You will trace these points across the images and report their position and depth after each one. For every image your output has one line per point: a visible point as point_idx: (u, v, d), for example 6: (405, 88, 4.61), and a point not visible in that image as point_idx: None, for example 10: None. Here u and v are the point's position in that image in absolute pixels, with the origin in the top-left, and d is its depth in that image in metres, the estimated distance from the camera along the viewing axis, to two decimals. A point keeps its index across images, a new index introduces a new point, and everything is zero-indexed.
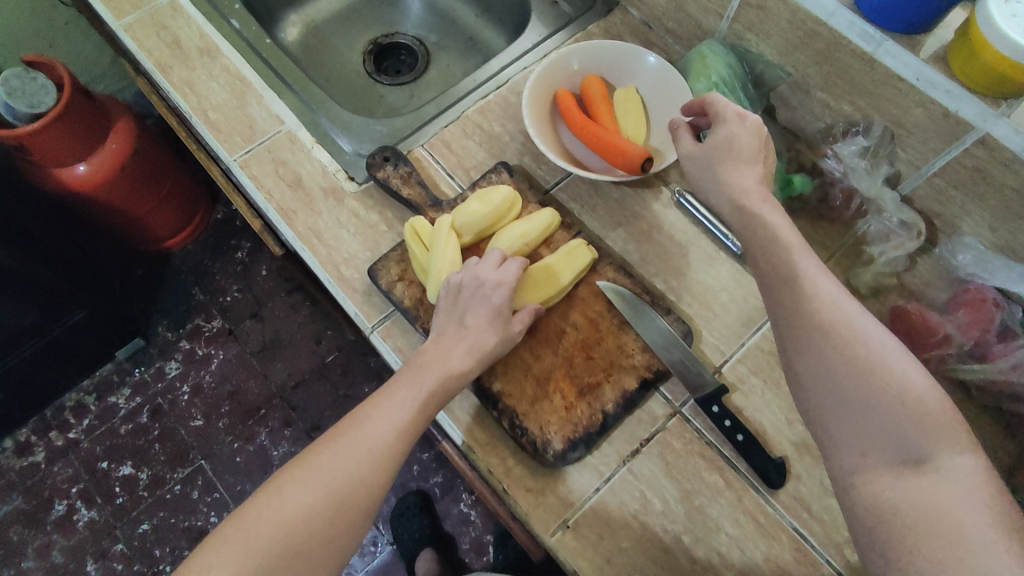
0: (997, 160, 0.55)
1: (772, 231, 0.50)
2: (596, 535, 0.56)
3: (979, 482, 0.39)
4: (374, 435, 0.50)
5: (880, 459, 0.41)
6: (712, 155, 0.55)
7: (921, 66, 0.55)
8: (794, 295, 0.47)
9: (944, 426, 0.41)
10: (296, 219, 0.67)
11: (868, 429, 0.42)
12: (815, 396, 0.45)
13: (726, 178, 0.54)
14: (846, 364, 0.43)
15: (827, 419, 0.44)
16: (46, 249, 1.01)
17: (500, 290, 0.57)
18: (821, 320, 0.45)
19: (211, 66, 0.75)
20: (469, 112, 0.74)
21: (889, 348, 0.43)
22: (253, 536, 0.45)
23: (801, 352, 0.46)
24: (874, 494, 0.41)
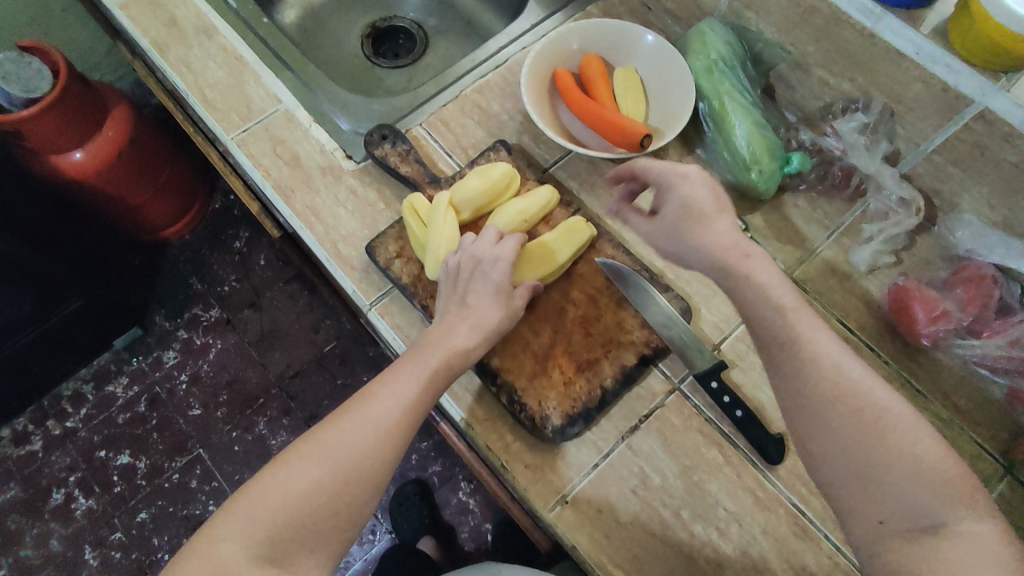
0: (998, 135, 0.55)
1: (763, 290, 0.48)
2: (595, 511, 0.56)
3: (1000, 547, 0.39)
4: (381, 411, 0.47)
5: (898, 525, 0.41)
6: (678, 223, 0.55)
7: (921, 41, 0.55)
8: (795, 366, 0.46)
9: (959, 490, 0.41)
10: (294, 197, 0.67)
11: (886, 497, 0.41)
12: (829, 466, 0.44)
13: (700, 242, 0.53)
14: (859, 434, 0.43)
15: (843, 487, 0.43)
16: (44, 237, 1.00)
17: (500, 265, 0.56)
18: (825, 384, 0.44)
19: (208, 45, 0.75)
20: (468, 92, 0.73)
21: (898, 413, 0.43)
22: (259, 509, 0.43)
23: (809, 426, 0.45)
24: (899, 563, 0.40)
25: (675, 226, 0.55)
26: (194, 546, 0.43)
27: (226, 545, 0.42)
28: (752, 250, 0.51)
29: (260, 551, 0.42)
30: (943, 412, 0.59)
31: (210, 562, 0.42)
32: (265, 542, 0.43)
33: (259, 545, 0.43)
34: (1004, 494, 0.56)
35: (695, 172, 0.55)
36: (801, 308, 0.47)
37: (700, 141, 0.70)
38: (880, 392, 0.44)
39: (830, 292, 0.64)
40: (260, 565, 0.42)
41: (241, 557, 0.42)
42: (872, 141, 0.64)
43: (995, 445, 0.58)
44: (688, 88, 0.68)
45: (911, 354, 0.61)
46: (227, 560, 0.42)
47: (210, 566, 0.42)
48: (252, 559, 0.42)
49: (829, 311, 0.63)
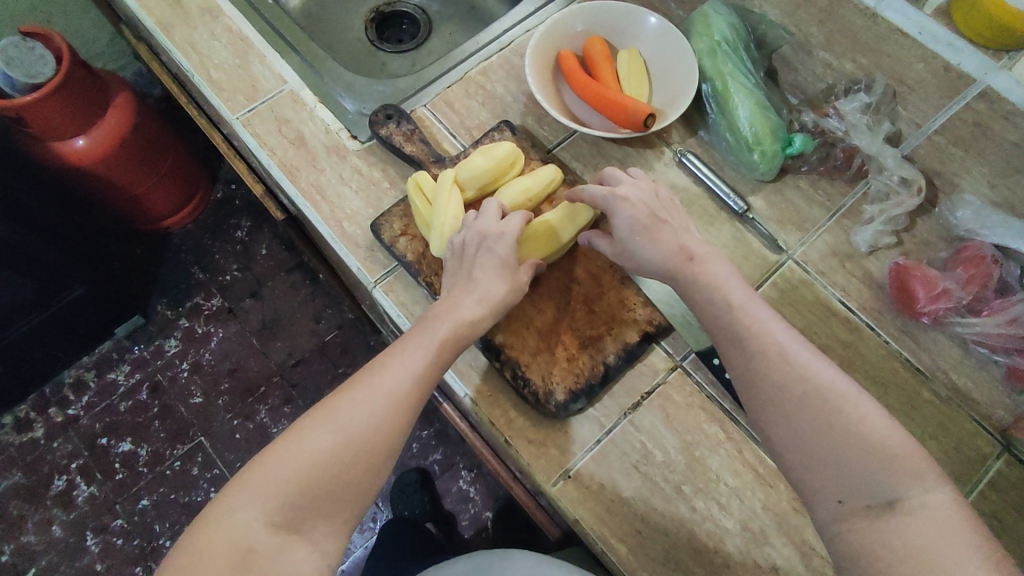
0: (998, 113, 0.59)
1: (714, 282, 0.51)
2: (596, 485, 0.57)
3: (955, 518, 0.39)
4: (393, 381, 0.48)
5: (856, 503, 0.41)
6: (627, 242, 0.56)
7: (925, 21, 0.60)
8: (745, 356, 0.48)
9: (911, 465, 0.41)
10: (299, 176, 0.67)
11: (840, 476, 0.42)
12: (787, 451, 0.44)
13: (651, 257, 0.54)
14: (811, 415, 0.44)
15: (803, 470, 0.44)
16: (43, 224, 1.01)
17: (504, 240, 0.57)
18: (775, 371, 0.46)
19: (213, 25, 0.75)
20: (472, 73, 0.74)
21: (845, 392, 0.44)
22: (274, 477, 0.43)
23: (766, 410, 0.46)
24: (860, 542, 0.40)
25: (628, 242, 0.56)
26: (205, 517, 0.42)
27: (241, 514, 0.41)
28: (698, 253, 0.53)
29: (278, 516, 0.42)
30: (942, 391, 0.59)
31: (224, 532, 0.41)
32: (282, 508, 0.42)
33: (276, 512, 0.42)
34: (1001, 472, 0.56)
35: (631, 187, 0.57)
36: (752, 300, 0.50)
37: (703, 122, 0.71)
38: (827, 373, 0.45)
39: (830, 272, 0.64)
40: (278, 532, 0.42)
41: (257, 525, 0.41)
42: (874, 120, 0.65)
43: (994, 423, 0.58)
44: (690, 70, 0.68)
45: (910, 333, 0.61)
46: (242, 528, 0.41)
47: (224, 536, 0.41)
48: (269, 526, 0.42)
49: (829, 290, 0.64)
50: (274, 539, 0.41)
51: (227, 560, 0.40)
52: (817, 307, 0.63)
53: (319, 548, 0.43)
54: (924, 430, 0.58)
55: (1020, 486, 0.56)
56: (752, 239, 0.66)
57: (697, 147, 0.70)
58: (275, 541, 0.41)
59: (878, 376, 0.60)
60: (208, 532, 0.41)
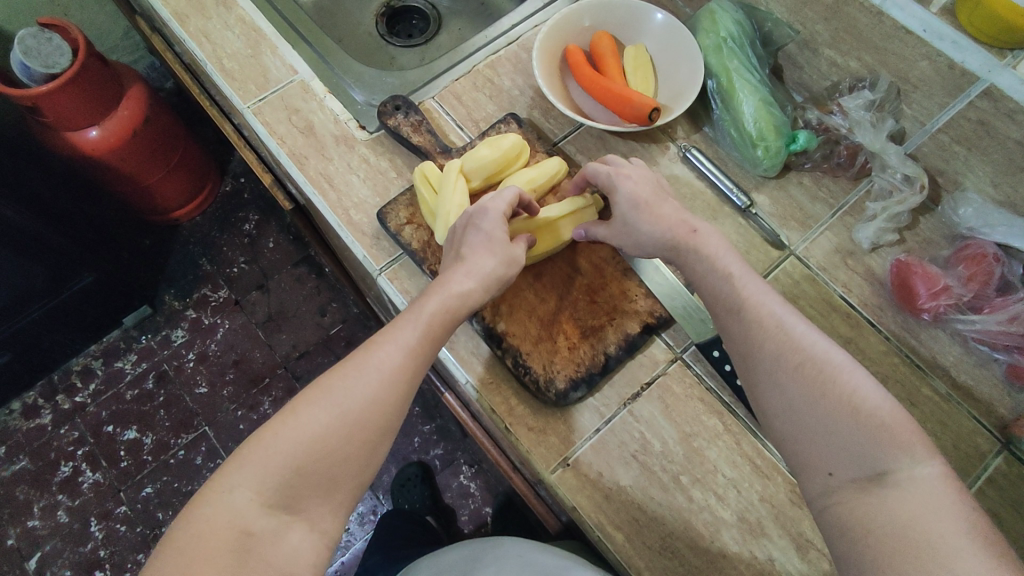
0: (1001, 112, 0.58)
1: (712, 260, 0.53)
2: (595, 474, 0.57)
3: (945, 492, 0.39)
4: (385, 358, 0.49)
5: (847, 477, 0.42)
6: (626, 215, 0.57)
7: (930, 18, 0.59)
8: (743, 329, 0.49)
9: (903, 438, 0.41)
10: (307, 164, 0.68)
11: (831, 448, 0.42)
12: (781, 424, 0.45)
13: (648, 229, 0.56)
14: (804, 388, 0.44)
15: (794, 443, 0.44)
16: (54, 212, 1.03)
17: (492, 218, 0.56)
18: (771, 344, 0.47)
19: (226, 16, 0.76)
20: (480, 66, 0.75)
21: (841, 365, 0.45)
22: (269, 457, 0.43)
23: (762, 384, 0.47)
24: (847, 515, 0.41)
25: (627, 217, 0.57)
26: (201, 498, 0.42)
27: (238, 494, 0.42)
28: (699, 227, 0.55)
29: (275, 494, 0.43)
30: (942, 387, 0.59)
31: (221, 513, 0.41)
32: (280, 486, 0.43)
33: (273, 492, 0.43)
34: (1000, 469, 0.56)
35: (631, 169, 0.59)
36: (748, 276, 0.51)
37: (708, 118, 0.72)
38: (822, 346, 0.46)
39: (832, 269, 0.65)
40: (275, 513, 0.42)
41: (255, 506, 0.42)
42: (878, 117, 0.64)
43: (993, 421, 0.58)
44: (696, 67, 0.69)
45: (911, 329, 0.62)
46: (240, 509, 0.42)
47: (221, 517, 0.41)
48: (267, 506, 0.42)
49: (831, 286, 0.64)
50: (272, 518, 0.42)
51: (226, 541, 0.41)
52: (819, 302, 0.64)
53: (317, 527, 0.44)
54: (924, 427, 0.58)
55: (1018, 484, 0.56)
56: (755, 235, 0.67)
57: (701, 143, 0.71)
58: (273, 522, 0.42)
59: (878, 371, 0.60)
60: (205, 512, 0.41)
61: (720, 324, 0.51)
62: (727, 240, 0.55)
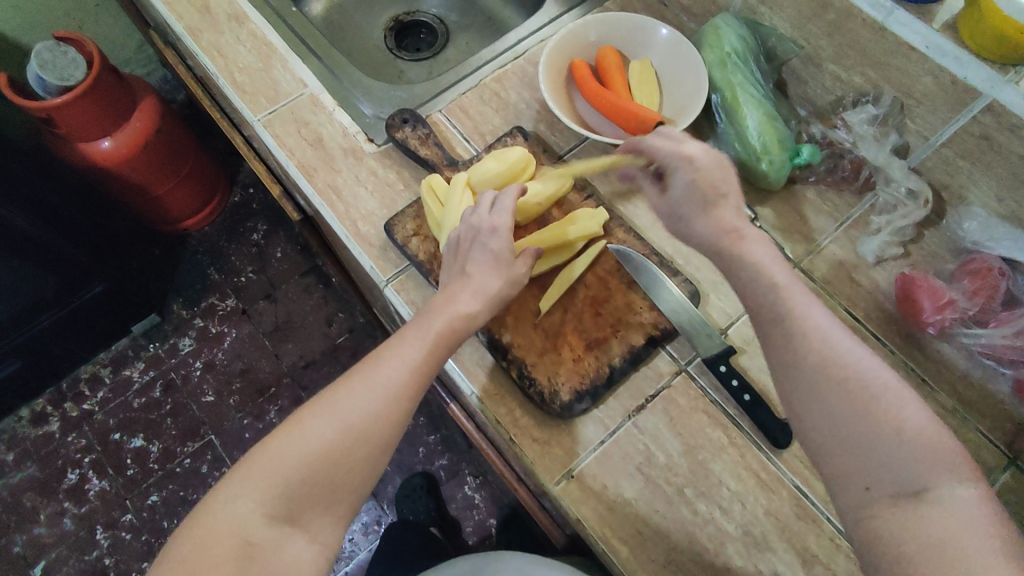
0: (1003, 126, 0.56)
1: (756, 269, 0.47)
2: (599, 486, 0.57)
3: (985, 514, 0.37)
4: (392, 373, 0.49)
5: (884, 493, 0.39)
6: (683, 202, 0.54)
7: (931, 35, 0.56)
8: (784, 335, 0.44)
9: (943, 456, 0.39)
10: (316, 176, 0.69)
11: (869, 464, 0.40)
12: (814, 433, 0.42)
13: (704, 224, 0.52)
14: (846, 401, 0.41)
15: (827, 455, 0.41)
16: (66, 223, 1.04)
17: (499, 237, 0.58)
18: (814, 353, 0.43)
19: (239, 31, 0.78)
20: (487, 80, 0.76)
21: (883, 379, 0.41)
22: (273, 468, 0.44)
23: (799, 392, 0.43)
24: (882, 532, 0.38)
25: (681, 204, 0.54)
26: (204, 507, 0.43)
27: (240, 505, 0.42)
28: (747, 231, 0.50)
29: (277, 507, 0.43)
30: (948, 402, 0.59)
31: (223, 523, 0.42)
32: (283, 499, 0.43)
33: (276, 504, 0.43)
34: (1008, 485, 0.56)
35: (698, 149, 0.54)
36: (794, 282, 0.46)
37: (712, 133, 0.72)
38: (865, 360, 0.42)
39: (837, 283, 0.65)
40: (277, 524, 0.43)
41: (256, 517, 0.42)
42: (882, 132, 0.65)
43: (999, 437, 0.58)
44: (701, 80, 0.69)
45: (916, 343, 0.62)
46: (241, 520, 0.42)
47: (223, 527, 0.42)
48: (269, 518, 0.43)
49: (835, 300, 0.64)
50: (271, 531, 0.42)
51: (227, 552, 0.41)
52: None
53: (316, 539, 0.44)
54: None
55: None
56: None
57: None
58: (272, 534, 0.42)
59: None
60: (207, 522, 0.42)
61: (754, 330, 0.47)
62: (773, 246, 0.49)
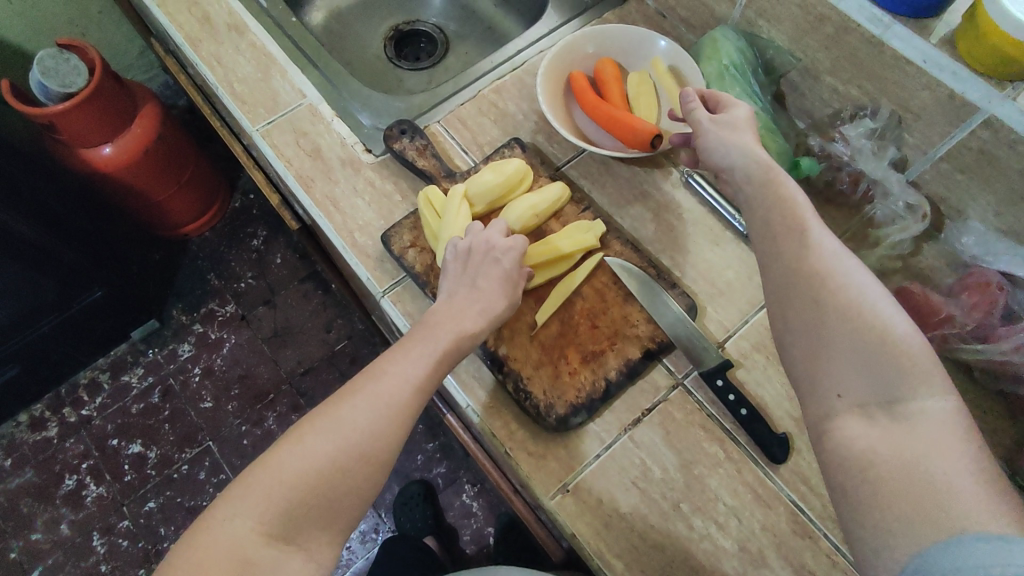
0: (1002, 141, 0.56)
1: (781, 189, 0.48)
2: (595, 500, 0.57)
3: (951, 426, 0.37)
4: (394, 389, 0.49)
5: (855, 402, 0.40)
6: (735, 120, 0.55)
7: (930, 50, 0.56)
8: (791, 247, 0.45)
9: (921, 370, 0.39)
10: (314, 186, 0.70)
11: (846, 374, 0.41)
12: (798, 344, 0.43)
13: (748, 140, 0.53)
14: (837, 312, 0.41)
15: (807, 366, 0.43)
16: (66, 228, 1.05)
17: (512, 256, 0.59)
18: (814, 266, 0.43)
19: (238, 41, 0.78)
20: (485, 91, 0.76)
21: (871, 297, 0.42)
22: (272, 487, 0.43)
23: (793, 301, 0.44)
24: (847, 438, 0.40)
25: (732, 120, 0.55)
26: (203, 526, 0.43)
27: (239, 523, 0.42)
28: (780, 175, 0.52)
29: (275, 525, 0.43)
30: None
31: (222, 543, 0.42)
32: (281, 518, 0.43)
33: (273, 523, 0.43)
34: None
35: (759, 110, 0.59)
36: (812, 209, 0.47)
37: None
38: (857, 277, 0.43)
39: None
40: (275, 543, 0.42)
41: (254, 536, 0.42)
42: (879, 146, 0.65)
43: (996, 453, 0.57)
44: None
45: None
46: (239, 538, 0.42)
47: (221, 546, 0.41)
48: (266, 537, 0.42)
49: None
50: (270, 550, 0.42)
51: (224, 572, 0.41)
52: None
53: (313, 559, 0.44)
54: None
55: None
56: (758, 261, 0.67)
57: None
58: (271, 553, 0.42)
59: None
60: (207, 541, 0.42)
61: (758, 248, 0.48)
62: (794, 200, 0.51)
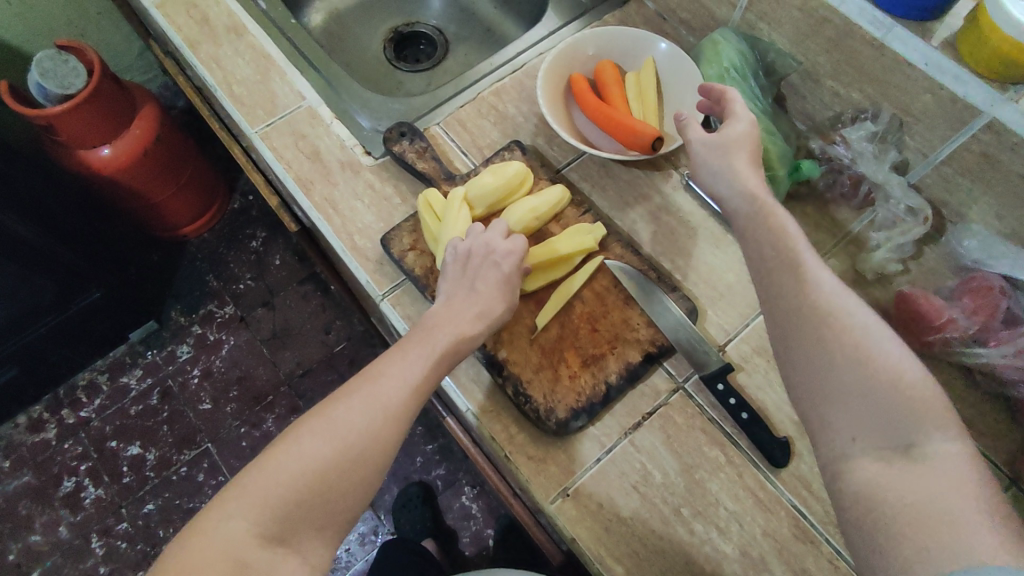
0: (1004, 144, 0.55)
1: (778, 225, 0.49)
2: (595, 504, 0.57)
3: (966, 469, 0.37)
4: (390, 391, 0.49)
5: (868, 445, 0.40)
6: (728, 148, 0.55)
7: (931, 53, 0.56)
8: (794, 286, 0.46)
9: (932, 412, 0.40)
10: (313, 189, 0.69)
11: (858, 415, 0.41)
12: (807, 386, 0.43)
13: (741, 174, 0.53)
14: (845, 353, 0.42)
15: (817, 407, 0.43)
16: (64, 230, 1.04)
17: (511, 259, 0.59)
18: (820, 306, 0.44)
19: (237, 42, 0.78)
20: (485, 94, 0.76)
21: (877, 338, 0.42)
22: (267, 488, 0.43)
23: (800, 342, 0.44)
24: (863, 482, 0.39)
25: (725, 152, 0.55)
26: (196, 527, 0.42)
27: (233, 524, 0.42)
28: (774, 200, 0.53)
29: (269, 528, 0.42)
30: None
31: (214, 544, 0.41)
32: (276, 519, 0.42)
33: (268, 525, 0.42)
34: None
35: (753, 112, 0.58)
36: (804, 239, 0.48)
37: None
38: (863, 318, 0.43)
39: None
40: (269, 545, 0.42)
41: (248, 537, 0.41)
42: (880, 149, 0.65)
43: (997, 456, 0.57)
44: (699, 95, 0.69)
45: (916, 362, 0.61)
46: (232, 540, 0.41)
47: (215, 548, 0.41)
48: (261, 539, 0.42)
49: None
50: (265, 551, 0.41)
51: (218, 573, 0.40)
52: None
53: (308, 561, 0.43)
54: None
55: None
56: None
57: None
58: (266, 555, 0.41)
59: None
60: (200, 542, 0.41)
61: (757, 282, 0.49)
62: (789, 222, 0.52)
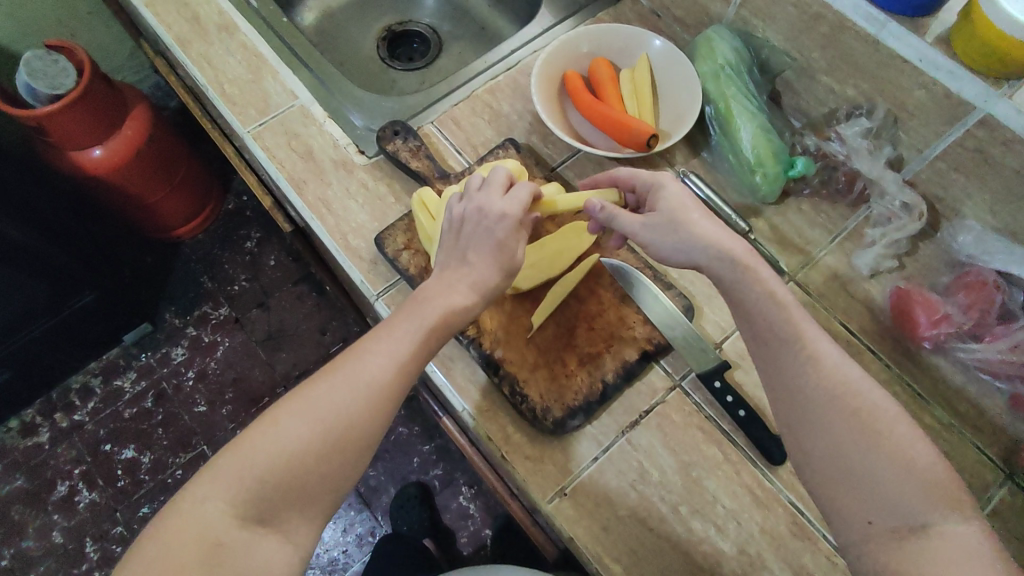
0: (998, 139, 0.55)
1: (767, 291, 0.48)
2: (593, 504, 0.56)
3: (980, 551, 0.38)
4: (374, 370, 0.47)
5: (886, 526, 0.40)
6: (670, 219, 0.53)
7: (925, 48, 0.56)
8: (795, 363, 0.45)
9: (945, 491, 0.40)
10: (306, 188, 0.69)
11: (873, 496, 0.41)
12: (819, 464, 0.43)
13: (698, 234, 0.51)
14: (856, 433, 0.42)
15: (830, 487, 0.42)
16: (57, 231, 1.03)
17: (506, 223, 0.55)
18: (827, 384, 0.44)
19: (228, 41, 0.77)
20: (479, 92, 0.75)
21: (886, 417, 0.43)
22: (245, 470, 0.43)
23: (807, 423, 0.44)
24: (885, 564, 0.39)
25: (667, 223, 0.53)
26: (175, 505, 0.42)
27: (211, 506, 0.42)
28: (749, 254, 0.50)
29: (248, 509, 0.42)
30: (944, 416, 0.59)
31: (192, 525, 0.41)
32: (254, 501, 0.42)
33: (246, 506, 0.42)
34: (1005, 500, 0.55)
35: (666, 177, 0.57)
36: (799, 303, 0.47)
37: (707, 144, 0.72)
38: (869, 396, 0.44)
39: (833, 297, 0.65)
40: (248, 525, 0.42)
41: (226, 518, 0.41)
42: (874, 145, 0.65)
43: (994, 451, 0.57)
44: (693, 92, 0.70)
45: (912, 358, 0.61)
46: (210, 521, 0.41)
47: (192, 528, 0.41)
48: (239, 520, 0.42)
49: (830, 314, 0.64)
50: (243, 531, 0.41)
51: (195, 553, 0.40)
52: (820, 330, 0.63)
53: (290, 541, 0.43)
54: None
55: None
56: None
57: (700, 167, 0.71)
58: (245, 535, 0.41)
59: None
60: (178, 522, 0.41)
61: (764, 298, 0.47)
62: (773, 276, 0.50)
